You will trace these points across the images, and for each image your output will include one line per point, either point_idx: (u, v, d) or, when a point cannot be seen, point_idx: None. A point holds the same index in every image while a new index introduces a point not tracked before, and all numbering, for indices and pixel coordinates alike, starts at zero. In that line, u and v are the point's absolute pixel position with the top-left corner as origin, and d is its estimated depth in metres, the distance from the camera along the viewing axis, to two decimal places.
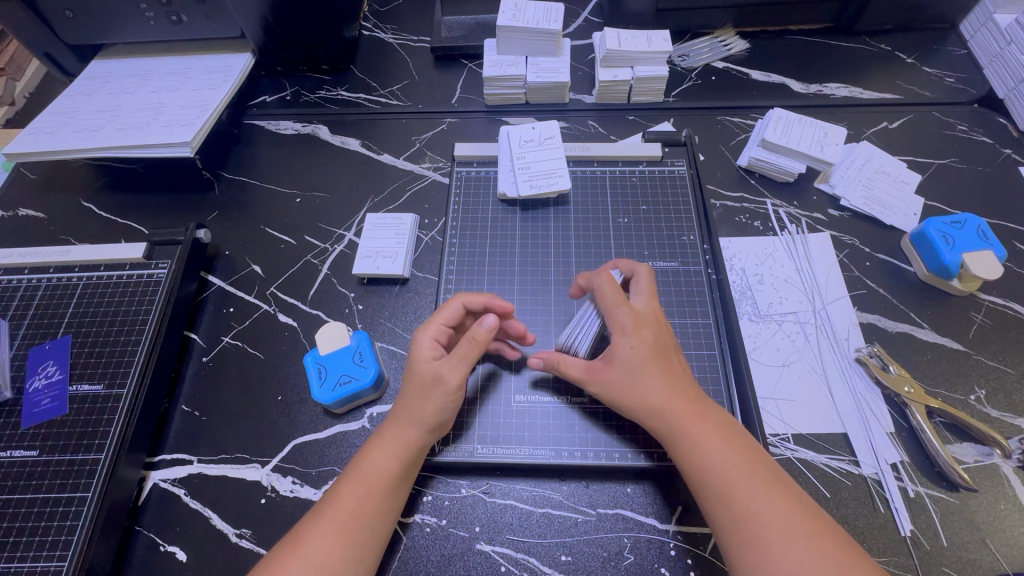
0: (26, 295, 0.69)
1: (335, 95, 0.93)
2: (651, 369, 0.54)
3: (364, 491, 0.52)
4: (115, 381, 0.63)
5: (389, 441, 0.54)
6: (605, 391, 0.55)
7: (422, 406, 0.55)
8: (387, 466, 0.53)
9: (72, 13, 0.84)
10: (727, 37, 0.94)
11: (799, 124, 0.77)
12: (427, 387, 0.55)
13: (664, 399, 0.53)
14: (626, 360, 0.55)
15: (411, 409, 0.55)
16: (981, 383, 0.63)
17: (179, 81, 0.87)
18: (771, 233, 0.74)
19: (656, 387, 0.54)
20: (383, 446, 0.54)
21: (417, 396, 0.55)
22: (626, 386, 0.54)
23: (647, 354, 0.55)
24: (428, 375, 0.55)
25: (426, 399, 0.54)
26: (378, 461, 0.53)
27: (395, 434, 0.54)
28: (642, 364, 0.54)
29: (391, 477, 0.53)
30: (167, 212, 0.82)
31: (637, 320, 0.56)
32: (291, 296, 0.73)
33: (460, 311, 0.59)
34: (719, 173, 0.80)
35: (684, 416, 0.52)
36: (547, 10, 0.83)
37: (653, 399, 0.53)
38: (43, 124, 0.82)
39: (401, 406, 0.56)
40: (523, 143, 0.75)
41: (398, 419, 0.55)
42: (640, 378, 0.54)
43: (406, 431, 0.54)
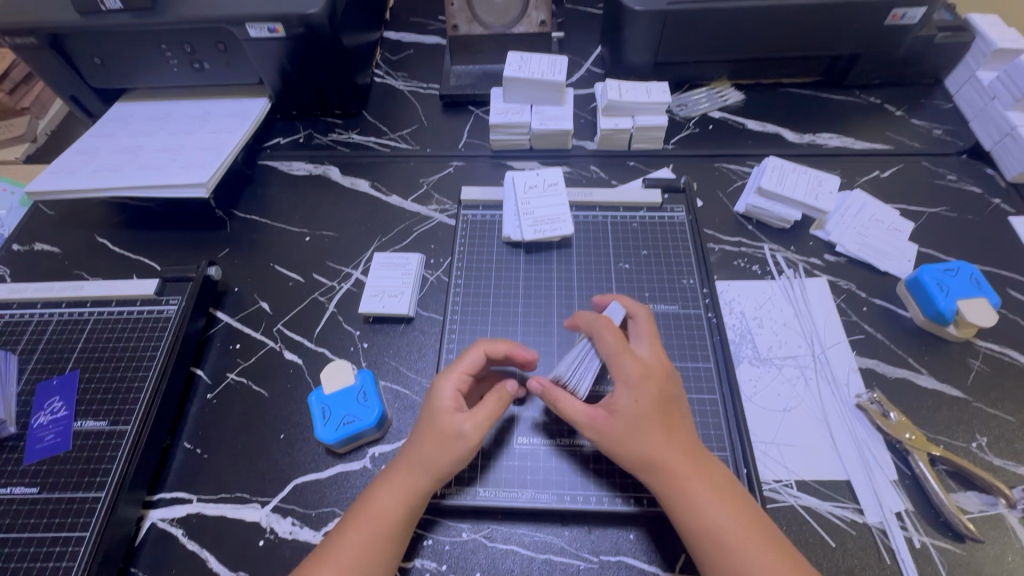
0: (37, 330, 0.70)
1: (346, 138, 0.97)
2: (651, 422, 0.55)
3: (364, 539, 0.51)
4: (120, 417, 0.64)
5: (396, 485, 0.54)
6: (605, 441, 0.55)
7: (435, 454, 0.54)
8: (394, 511, 0.53)
9: (101, 59, 0.89)
10: (722, 89, 0.98)
11: (793, 173, 0.80)
12: (443, 435, 0.55)
13: (663, 454, 0.54)
14: (630, 411, 0.55)
15: (421, 455, 0.55)
16: (981, 430, 0.63)
17: (199, 123, 0.90)
18: (769, 277, 0.76)
19: (656, 440, 0.54)
20: (390, 490, 0.54)
21: (430, 443, 0.55)
22: (626, 439, 0.54)
23: (650, 407, 0.55)
24: (448, 425, 0.55)
25: (441, 448, 0.54)
26: (385, 504, 0.53)
27: (403, 478, 0.54)
28: (644, 417, 0.55)
29: (394, 522, 0.53)
30: (179, 249, 0.84)
31: (642, 372, 0.56)
32: (297, 333, 0.74)
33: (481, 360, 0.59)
34: (717, 218, 0.82)
35: (681, 469, 0.53)
36: (552, 63, 0.88)
37: (653, 453, 0.53)
38: (65, 163, 0.85)
39: (411, 451, 0.55)
40: (528, 189, 0.78)
41: (408, 463, 0.55)
42: (642, 431, 0.54)
43: (414, 477, 0.54)
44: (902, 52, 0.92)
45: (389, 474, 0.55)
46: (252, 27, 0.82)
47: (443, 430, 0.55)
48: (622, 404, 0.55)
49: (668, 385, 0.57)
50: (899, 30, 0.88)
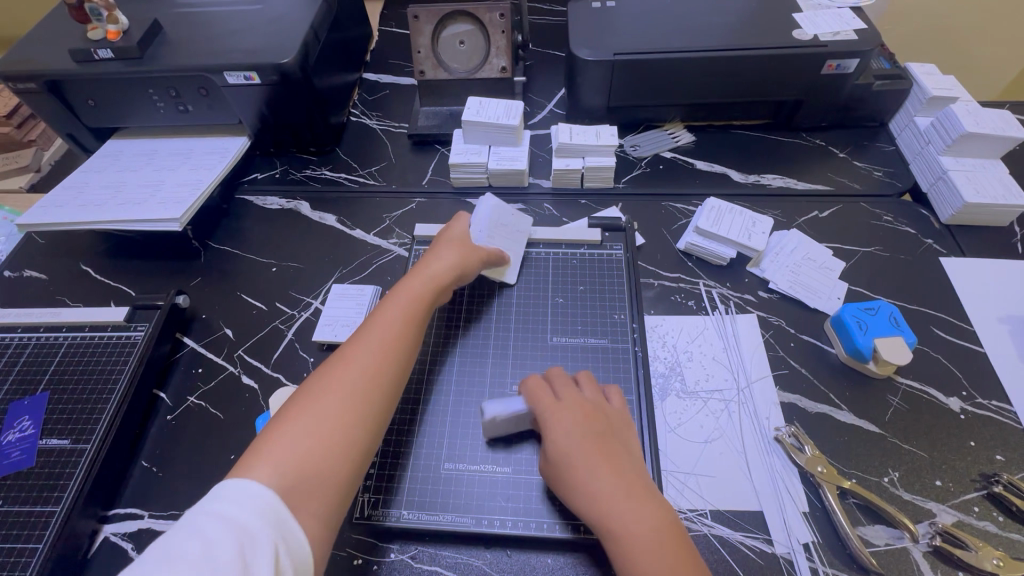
0: (15, 352, 0.76)
1: (318, 174, 1.03)
2: (592, 459, 0.57)
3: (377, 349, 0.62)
4: (82, 436, 0.69)
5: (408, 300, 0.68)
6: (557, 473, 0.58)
7: (415, 303, 0.67)
8: (378, 358, 0.61)
9: (94, 102, 0.97)
10: (675, 130, 1.03)
11: (730, 213, 0.84)
12: (423, 284, 0.69)
13: (607, 492, 0.55)
14: (561, 455, 0.58)
15: (403, 307, 0.67)
16: (894, 465, 0.65)
17: (181, 160, 0.98)
18: (703, 312, 0.79)
19: (596, 479, 0.56)
20: (371, 348, 0.62)
21: (413, 293, 0.68)
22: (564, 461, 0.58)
23: (588, 446, 0.58)
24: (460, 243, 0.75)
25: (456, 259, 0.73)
26: (367, 365, 0.60)
27: (386, 335, 0.63)
28: (585, 453, 0.57)
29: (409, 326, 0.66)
30: (156, 278, 0.90)
31: (574, 411, 0.60)
32: (256, 360, 0.79)
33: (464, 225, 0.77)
34: (659, 255, 0.86)
35: (618, 509, 0.54)
36: (508, 107, 0.94)
37: (594, 492, 0.55)
38: (56, 197, 0.92)
39: (391, 306, 0.66)
40: (500, 224, 0.80)
41: (392, 314, 0.65)
42: (582, 471, 0.56)
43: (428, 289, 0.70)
44: (844, 98, 0.96)
45: (364, 334, 0.64)
46: (231, 74, 0.90)
47: (424, 280, 0.70)
48: (556, 452, 0.58)
49: (596, 418, 0.60)
50: (837, 79, 0.93)
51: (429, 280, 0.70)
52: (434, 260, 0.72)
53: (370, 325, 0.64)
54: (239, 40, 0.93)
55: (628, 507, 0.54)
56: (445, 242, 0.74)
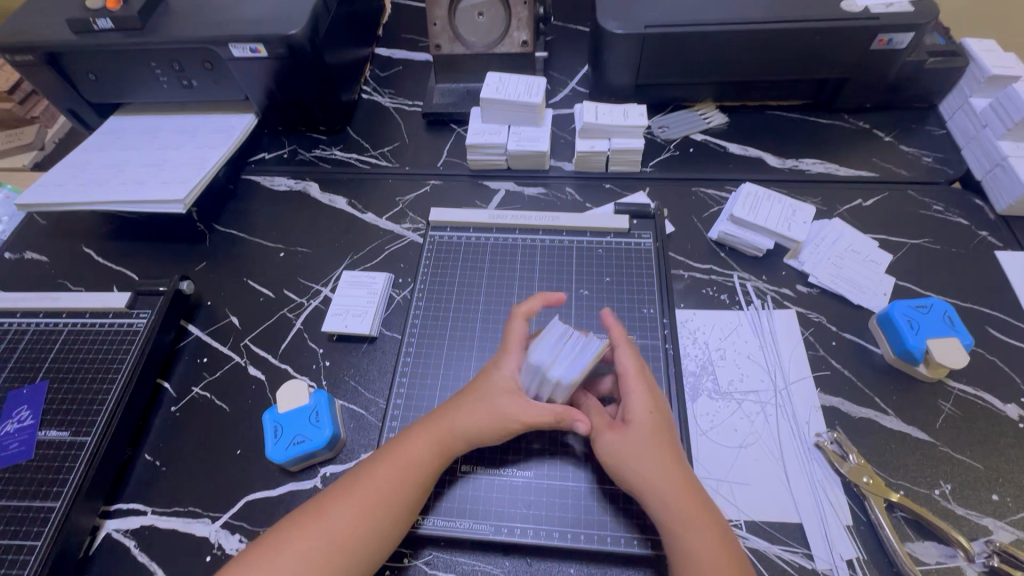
0: (14, 338, 0.73)
1: (328, 154, 0.99)
2: (662, 452, 0.54)
3: (391, 476, 0.55)
4: (82, 428, 0.66)
5: (424, 433, 0.57)
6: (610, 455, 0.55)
7: (420, 465, 0.56)
8: (354, 520, 0.53)
9: (95, 76, 0.93)
10: (706, 110, 0.97)
11: (767, 200, 0.79)
12: (437, 438, 0.57)
13: (672, 486, 0.53)
14: (625, 452, 0.54)
15: (407, 461, 0.56)
16: (946, 476, 0.60)
17: (186, 138, 0.93)
18: (736, 307, 0.74)
19: (666, 474, 0.53)
20: (350, 506, 0.53)
21: (423, 450, 0.57)
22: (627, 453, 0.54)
23: (658, 439, 0.55)
24: (498, 400, 0.57)
25: (481, 417, 0.56)
26: (342, 524, 0.52)
27: (378, 489, 0.54)
28: (656, 443, 0.54)
29: (423, 467, 0.56)
30: (160, 261, 0.87)
31: (647, 402, 0.57)
32: (263, 350, 0.76)
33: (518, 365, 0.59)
34: (689, 245, 0.81)
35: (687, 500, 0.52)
36: (529, 84, 0.88)
37: (659, 484, 0.52)
38: (56, 176, 0.88)
39: (397, 455, 0.56)
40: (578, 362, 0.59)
41: (391, 465, 0.56)
42: (651, 464, 0.53)
43: (445, 433, 0.57)
44: (893, 77, 0.89)
45: (356, 482, 0.55)
46: (236, 47, 0.85)
47: (442, 433, 0.57)
48: (617, 448, 0.55)
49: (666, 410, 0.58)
50: (888, 55, 0.85)
51: (448, 432, 0.57)
52: (465, 406, 0.58)
53: (365, 474, 0.55)
54: (244, 10, 0.87)
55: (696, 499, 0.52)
56: (487, 389, 0.58)
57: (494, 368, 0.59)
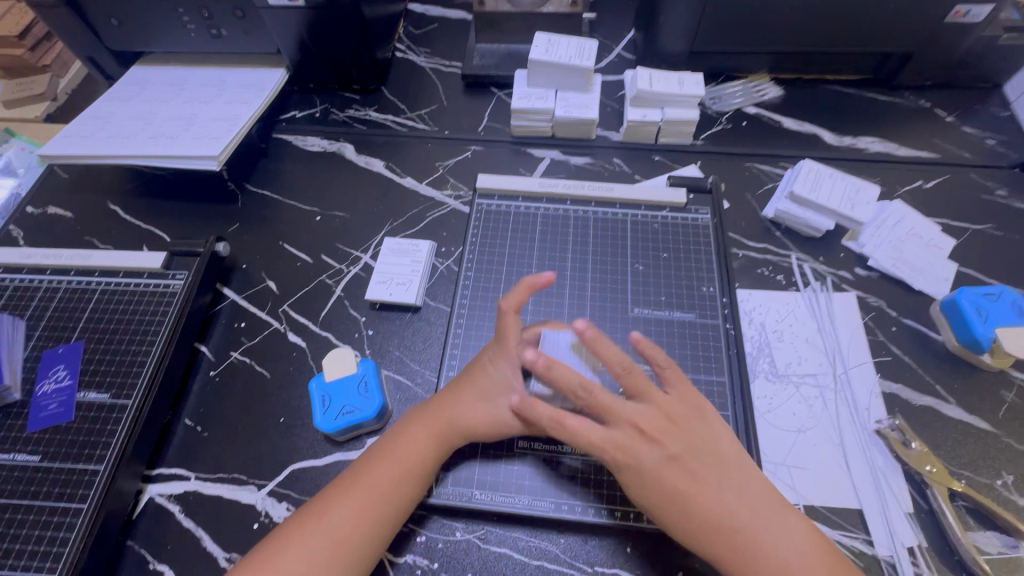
0: (45, 296, 0.70)
1: (363, 115, 0.94)
2: (663, 486, 0.52)
3: (390, 470, 0.54)
4: (122, 391, 0.63)
5: (423, 427, 0.57)
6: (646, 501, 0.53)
7: (423, 458, 0.55)
8: (360, 514, 0.52)
9: (117, 20, 0.87)
10: (760, 82, 0.93)
11: (829, 179, 0.75)
12: (435, 430, 0.57)
13: (690, 523, 0.51)
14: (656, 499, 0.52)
15: (410, 456, 0.55)
16: (1008, 467, 0.59)
17: (215, 92, 0.88)
18: (794, 288, 0.72)
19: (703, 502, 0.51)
20: (353, 505, 0.52)
21: (422, 443, 0.56)
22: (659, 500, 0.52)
23: (662, 487, 0.52)
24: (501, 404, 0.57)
25: (481, 414, 0.57)
26: (344, 524, 0.51)
27: (376, 485, 0.53)
28: (656, 487, 0.52)
29: (420, 460, 0.55)
30: (191, 221, 0.83)
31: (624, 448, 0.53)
32: (303, 316, 0.73)
33: (512, 367, 0.58)
34: (744, 223, 0.78)
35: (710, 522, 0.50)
36: (580, 47, 0.83)
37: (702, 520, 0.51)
38: (79, 127, 0.83)
39: (398, 450, 0.55)
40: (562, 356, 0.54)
41: (391, 460, 0.55)
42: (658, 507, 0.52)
43: (442, 425, 0.57)
44: (960, 53, 0.85)
45: (357, 481, 0.54)
46: None
47: (442, 426, 0.57)
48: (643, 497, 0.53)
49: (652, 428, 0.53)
50: (960, 28, 0.81)
51: (444, 422, 0.57)
52: (466, 399, 0.57)
53: (366, 472, 0.54)
54: None
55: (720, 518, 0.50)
56: (491, 390, 0.58)
57: (486, 367, 0.59)
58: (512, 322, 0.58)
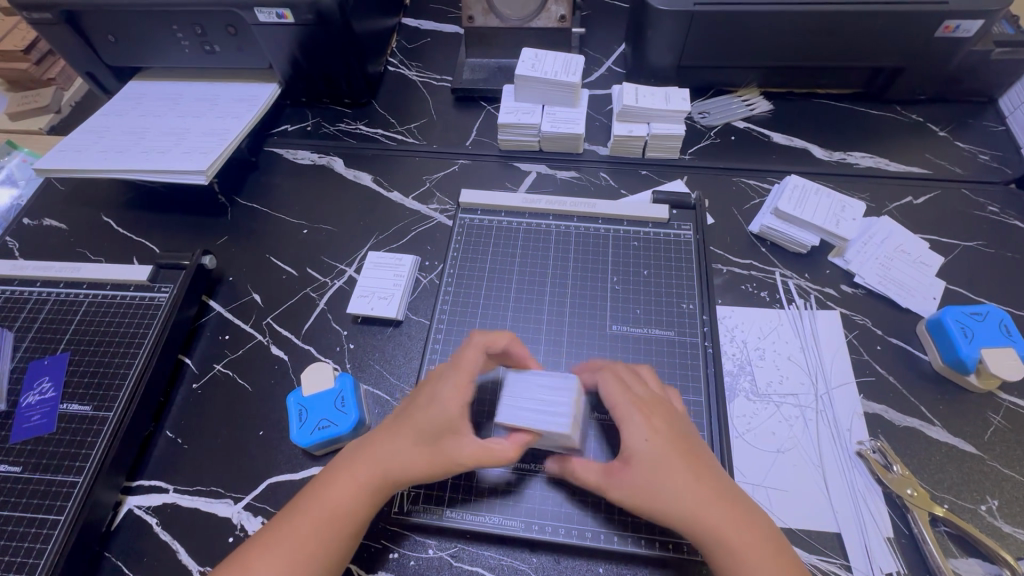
0: (34, 308, 0.71)
1: (353, 128, 0.95)
2: (676, 468, 0.50)
3: (318, 521, 0.52)
4: (104, 403, 0.64)
5: (348, 479, 0.54)
6: (625, 493, 0.51)
7: (351, 506, 0.53)
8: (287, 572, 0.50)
9: (114, 37, 0.89)
10: (750, 96, 0.92)
11: (815, 195, 0.75)
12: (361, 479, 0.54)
13: (695, 510, 0.49)
14: (654, 481, 0.50)
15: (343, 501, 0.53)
16: (994, 492, 0.58)
17: (208, 107, 0.90)
18: (777, 305, 0.71)
19: (693, 486, 0.50)
20: (277, 561, 0.50)
21: (348, 491, 0.53)
22: (651, 488, 0.50)
23: (664, 460, 0.50)
24: (445, 445, 0.53)
25: (419, 452, 0.53)
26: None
27: (302, 536, 0.51)
28: (667, 467, 0.50)
29: (348, 509, 0.53)
30: (181, 234, 0.84)
31: (642, 425, 0.52)
32: (286, 329, 0.74)
33: (459, 401, 0.55)
34: (729, 238, 0.77)
35: (718, 511, 0.49)
36: (566, 63, 0.84)
37: (690, 510, 0.49)
38: (74, 141, 0.85)
39: (324, 497, 0.53)
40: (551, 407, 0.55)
41: (325, 509, 0.53)
42: (661, 491, 0.49)
43: (362, 472, 0.54)
44: (953, 67, 0.84)
45: (281, 532, 0.52)
46: (262, 11, 0.81)
47: (371, 474, 0.54)
48: (628, 490, 0.50)
49: (660, 413, 0.54)
50: (951, 43, 0.80)
51: (370, 469, 0.54)
52: (396, 441, 0.54)
53: (289, 523, 0.52)
54: None
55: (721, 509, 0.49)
56: (417, 425, 0.54)
57: (432, 396, 0.55)
58: (470, 362, 0.56)
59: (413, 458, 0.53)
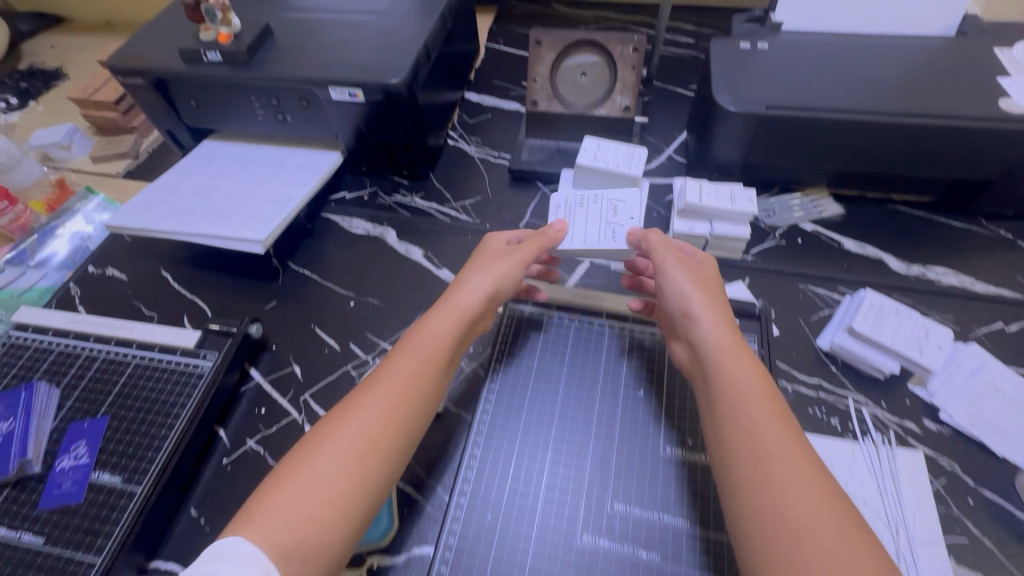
0: (83, 365, 0.72)
1: (409, 201, 0.96)
2: (733, 336, 0.55)
3: (413, 359, 0.56)
4: (133, 476, 0.63)
5: (440, 320, 0.60)
6: (703, 302, 0.58)
7: (439, 347, 0.58)
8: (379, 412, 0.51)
9: (196, 102, 0.94)
10: (818, 198, 0.89)
11: (894, 316, 0.69)
12: (449, 323, 0.60)
13: (749, 375, 0.51)
14: (716, 315, 0.56)
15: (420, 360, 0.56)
16: None
17: (273, 172, 0.93)
18: (850, 436, 0.64)
19: (746, 359, 0.53)
20: (371, 402, 0.52)
21: (435, 339, 0.58)
22: (720, 338, 0.54)
23: (729, 326, 0.56)
24: (497, 249, 0.68)
25: (494, 262, 0.66)
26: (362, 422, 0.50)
27: (395, 374, 0.54)
28: (728, 323, 0.56)
29: (441, 344, 0.58)
30: (232, 296, 0.85)
31: (713, 276, 0.62)
32: (322, 408, 0.72)
33: (505, 240, 0.70)
34: (794, 352, 0.72)
35: (767, 407, 0.49)
36: (630, 155, 0.82)
37: (743, 384, 0.51)
38: (145, 198, 0.88)
39: (416, 344, 0.58)
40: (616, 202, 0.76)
41: (441, 317, 0.60)
42: (729, 347, 0.54)
43: (451, 324, 0.60)
44: None
45: (375, 379, 0.55)
46: (336, 90, 0.84)
47: (454, 322, 0.60)
48: (708, 315, 0.56)
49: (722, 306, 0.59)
50: None
51: (457, 302, 0.61)
52: (474, 273, 0.64)
53: (378, 376, 0.55)
54: (348, 54, 0.87)
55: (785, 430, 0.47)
56: (484, 254, 0.68)
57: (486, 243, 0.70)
58: (494, 242, 0.70)
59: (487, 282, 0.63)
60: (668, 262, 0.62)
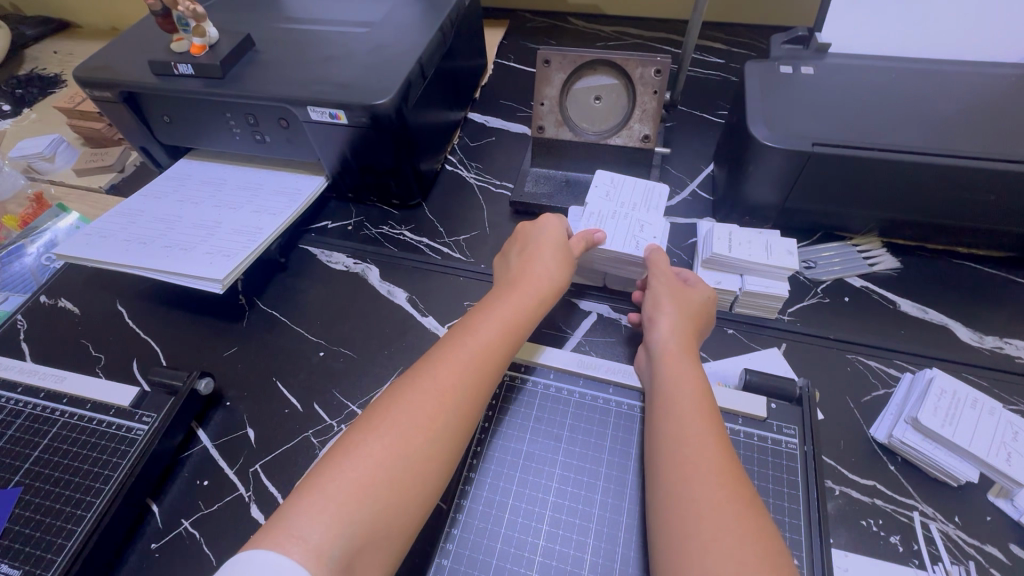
0: (5, 420, 0.62)
1: (397, 233, 0.86)
2: (692, 355, 0.56)
3: (474, 351, 0.54)
4: (33, 570, 0.52)
5: (501, 314, 0.58)
6: (672, 319, 0.59)
7: (497, 344, 0.56)
8: (439, 407, 0.50)
9: (170, 118, 0.86)
10: (869, 247, 0.76)
11: (972, 409, 0.55)
12: (510, 320, 0.58)
13: (693, 393, 0.52)
14: (679, 333, 0.58)
15: (478, 349, 0.55)
16: None
17: (248, 197, 0.84)
18: (916, 562, 0.51)
19: (695, 379, 0.54)
20: (425, 397, 0.50)
21: (494, 329, 0.57)
22: (677, 358, 0.55)
23: (688, 345, 0.57)
24: (553, 236, 0.67)
25: (557, 254, 0.65)
26: (414, 413, 0.49)
27: (450, 367, 0.52)
28: (688, 339, 0.58)
29: (503, 335, 0.57)
30: (190, 337, 0.76)
31: (703, 295, 0.63)
32: (272, 483, 0.61)
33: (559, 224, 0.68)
34: (842, 442, 0.59)
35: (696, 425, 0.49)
36: (648, 192, 0.74)
37: (681, 399, 0.51)
38: (105, 224, 0.79)
39: (477, 332, 0.56)
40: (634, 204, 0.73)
41: (499, 312, 0.58)
42: (684, 368, 0.54)
43: (512, 315, 0.58)
44: None
45: (426, 368, 0.53)
46: (316, 110, 0.74)
47: (515, 315, 0.59)
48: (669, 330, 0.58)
49: (697, 329, 0.60)
50: None
51: (520, 293, 0.61)
52: (531, 266, 0.64)
53: (432, 367, 0.53)
54: (333, 70, 0.77)
55: (722, 445, 0.47)
56: (534, 243, 0.67)
57: (535, 226, 0.69)
58: (549, 223, 0.68)
59: (556, 263, 0.64)
60: (655, 283, 0.63)
